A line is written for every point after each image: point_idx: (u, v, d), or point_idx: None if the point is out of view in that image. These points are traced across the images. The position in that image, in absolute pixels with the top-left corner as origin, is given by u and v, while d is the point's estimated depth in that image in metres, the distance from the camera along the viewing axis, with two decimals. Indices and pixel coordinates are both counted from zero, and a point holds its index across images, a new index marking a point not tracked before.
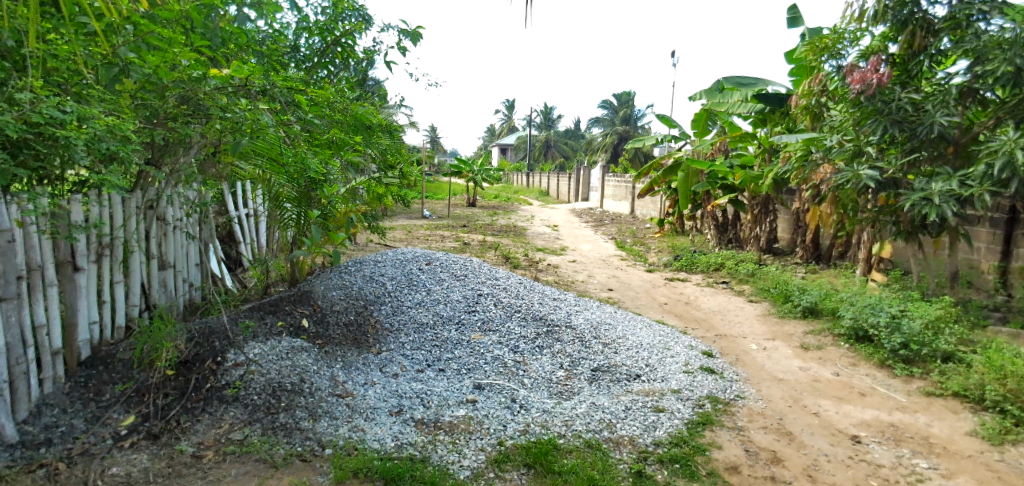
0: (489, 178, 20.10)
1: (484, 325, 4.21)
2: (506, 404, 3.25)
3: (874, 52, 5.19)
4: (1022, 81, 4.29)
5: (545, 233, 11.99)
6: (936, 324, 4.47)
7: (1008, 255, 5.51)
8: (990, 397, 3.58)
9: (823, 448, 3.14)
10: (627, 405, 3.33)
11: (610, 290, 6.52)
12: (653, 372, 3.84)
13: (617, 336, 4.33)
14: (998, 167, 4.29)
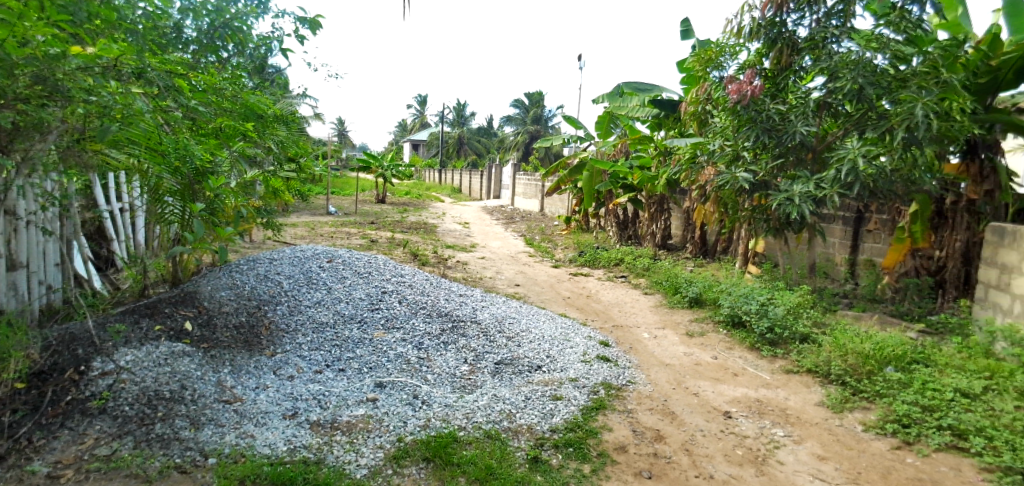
0: (399, 174, 19.98)
1: (388, 323, 4.30)
2: (407, 400, 3.28)
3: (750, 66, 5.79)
4: (864, 96, 4.95)
5: (455, 230, 12.16)
6: (796, 310, 5.00)
7: (856, 248, 6.37)
8: (835, 372, 4.08)
9: (699, 424, 3.44)
10: (527, 395, 3.47)
11: (517, 285, 6.81)
12: (553, 363, 4.03)
13: (521, 329, 4.54)
14: (845, 172, 4.90)
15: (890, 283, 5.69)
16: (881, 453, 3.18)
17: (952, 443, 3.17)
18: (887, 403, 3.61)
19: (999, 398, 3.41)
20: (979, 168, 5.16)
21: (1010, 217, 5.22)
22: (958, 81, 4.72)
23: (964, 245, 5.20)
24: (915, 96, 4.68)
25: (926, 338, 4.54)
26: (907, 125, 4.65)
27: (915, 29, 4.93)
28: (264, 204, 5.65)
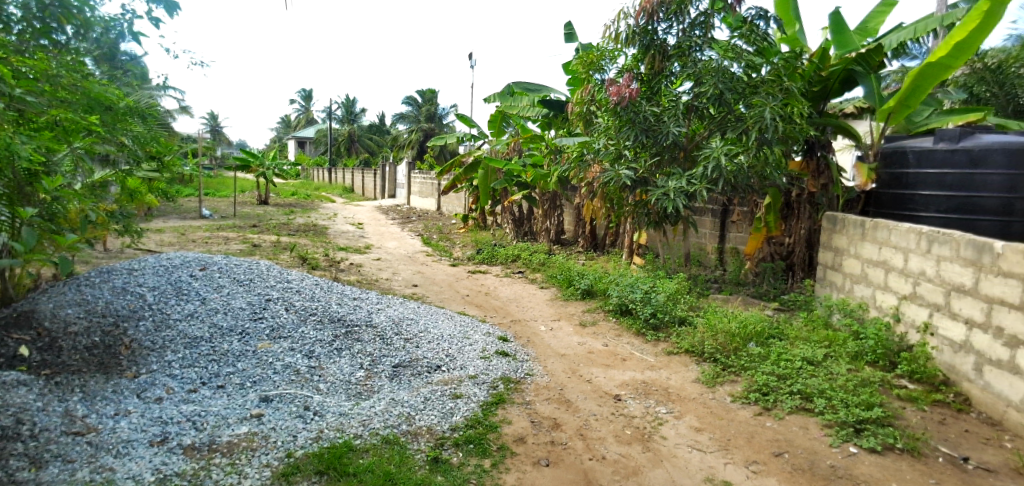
0: (282, 171, 19.12)
1: (273, 333, 4.17)
2: (297, 413, 3.16)
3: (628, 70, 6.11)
4: (724, 100, 5.46)
5: (347, 231, 11.91)
6: (675, 296, 5.36)
7: (723, 238, 7.05)
8: (707, 350, 4.38)
9: (592, 409, 3.58)
10: (426, 396, 3.48)
11: (414, 286, 6.84)
12: (452, 362, 4.11)
13: (419, 330, 4.62)
14: (711, 169, 5.38)
15: (751, 268, 6.29)
16: (746, 420, 3.43)
17: (801, 405, 3.50)
18: (751, 375, 3.93)
19: (838, 364, 3.83)
20: (817, 165, 5.86)
21: (841, 207, 5.81)
22: (797, 90, 5.30)
23: (807, 231, 5.96)
24: (764, 101, 5.26)
25: (779, 314, 5.15)
26: (759, 127, 5.20)
27: (761, 41, 5.56)
28: (122, 210, 5.09)
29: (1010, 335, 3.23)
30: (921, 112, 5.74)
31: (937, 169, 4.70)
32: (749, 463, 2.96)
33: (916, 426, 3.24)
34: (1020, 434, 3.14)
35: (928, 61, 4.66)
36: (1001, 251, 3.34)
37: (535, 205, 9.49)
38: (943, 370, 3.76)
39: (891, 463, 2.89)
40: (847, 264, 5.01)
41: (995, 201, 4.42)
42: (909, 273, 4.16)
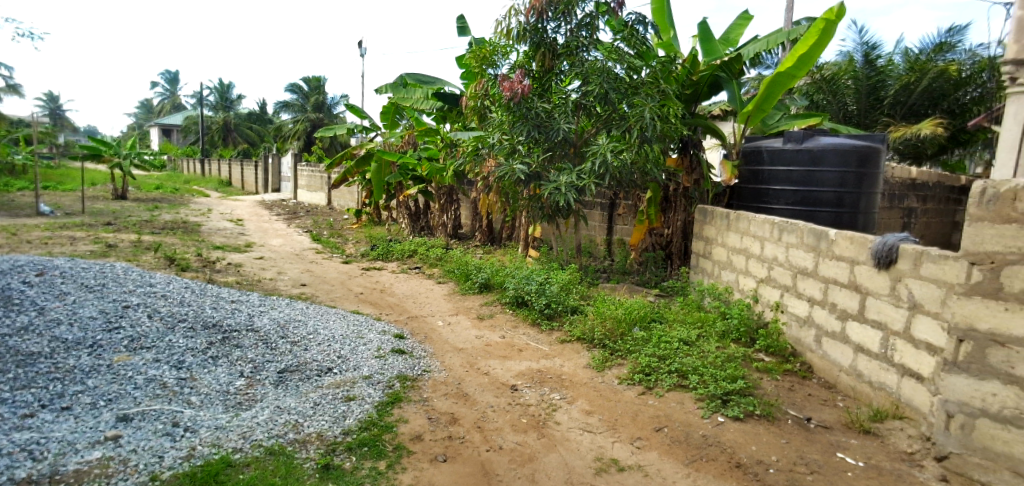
0: (143, 162, 17.51)
1: (133, 344, 3.83)
2: (164, 431, 2.93)
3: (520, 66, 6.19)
4: (609, 98, 5.77)
5: (223, 228, 11.22)
6: (567, 287, 5.62)
7: (611, 230, 7.42)
8: (597, 336, 4.62)
9: (489, 401, 3.69)
10: (317, 401, 3.41)
11: (302, 286, 6.63)
12: (345, 363, 4.05)
13: (307, 333, 4.50)
14: (598, 165, 5.66)
15: (635, 258, 6.74)
16: (631, 400, 3.69)
17: (678, 382, 3.80)
18: (635, 358, 4.22)
19: (708, 342, 4.21)
20: (691, 161, 6.28)
21: (710, 201, 6.37)
22: (672, 92, 5.80)
23: (683, 223, 6.46)
24: (644, 102, 5.65)
25: (660, 300, 5.54)
26: (640, 126, 5.58)
27: (641, 44, 5.96)
28: None
29: (842, 309, 3.76)
30: (773, 116, 6.45)
31: (786, 166, 5.32)
32: (634, 439, 3.20)
33: (770, 393, 3.65)
34: (850, 394, 3.66)
35: (777, 70, 5.22)
36: (834, 238, 3.86)
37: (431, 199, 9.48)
38: (792, 343, 4.28)
39: (751, 428, 3.24)
40: (716, 253, 5.51)
41: (831, 194, 5.14)
42: (765, 259, 4.67)
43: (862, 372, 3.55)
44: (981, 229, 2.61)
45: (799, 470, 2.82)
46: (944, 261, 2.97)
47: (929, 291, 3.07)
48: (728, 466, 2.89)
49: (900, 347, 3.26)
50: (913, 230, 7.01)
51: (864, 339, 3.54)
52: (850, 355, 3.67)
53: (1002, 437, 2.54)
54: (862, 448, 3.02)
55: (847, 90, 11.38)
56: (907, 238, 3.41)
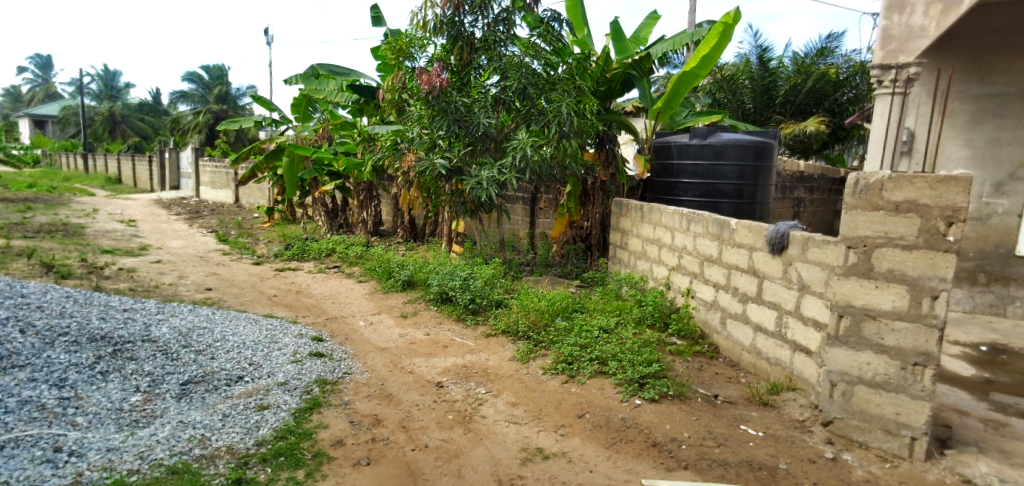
0: (12, 157, 15.81)
1: (6, 363, 3.50)
2: (45, 457, 2.71)
3: (439, 60, 6.14)
4: (528, 93, 5.89)
5: (113, 230, 10.40)
6: (491, 281, 5.67)
7: (533, 223, 7.59)
8: (520, 329, 4.64)
9: (415, 400, 3.65)
10: (226, 413, 3.26)
11: (208, 290, 6.31)
12: (258, 371, 3.89)
13: (214, 341, 4.29)
14: (518, 160, 5.73)
15: (558, 250, 6.86)
16: (554, 389, 3.73)
17: (599, 369, 3.88)
18: (558, 348, 4.26)
19: (625, 329, 4.36)
20: (607, 155, 6.51)
21: (625, 194, 6.64)
22: (587, 88, 6.04)
23: (601, 215, 6.69)
24: (560, 98, 5.81)
25: (580, 291, 5.69)
26: (557, 121, 5.74)
27: (557, 41, 6.06)
28: None
29: (742, 292, 4.06)
30: (680, 113, 6.83)
31: (692, 160, 5.64)
32: (558, 428, 3.27)
33: (682, 374, 3.86)
34: (751, 371, 3.96)
35: (683, 70, 5.52)
36: (735, 227, 4.15)
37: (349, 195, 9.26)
38: (701, 326, 4.58)
39: (666, 409, 3.38)
40: (631, 243, 5.77)
41: (731, 186, 5.52)
42: (676, 249, 4.93)
43: (761, 349, 3.86)
44: (855, 217, 2.90)
45: (707, 444, 2.99)
46: (826, 246, 3.28)
47: (815, 273, 3.39)
48: (645, 446, 3.02)
49: (792, 325, 3.58)
50: (803, 218, 7.67)
51: (762, 319, 3.85)
52: (750, 335, 3.97)
53: (877, 401, 2.87)
54: (762, 420, 3.27)
55: (745, 90, 12.20)
56: (795, 225, 3.74)
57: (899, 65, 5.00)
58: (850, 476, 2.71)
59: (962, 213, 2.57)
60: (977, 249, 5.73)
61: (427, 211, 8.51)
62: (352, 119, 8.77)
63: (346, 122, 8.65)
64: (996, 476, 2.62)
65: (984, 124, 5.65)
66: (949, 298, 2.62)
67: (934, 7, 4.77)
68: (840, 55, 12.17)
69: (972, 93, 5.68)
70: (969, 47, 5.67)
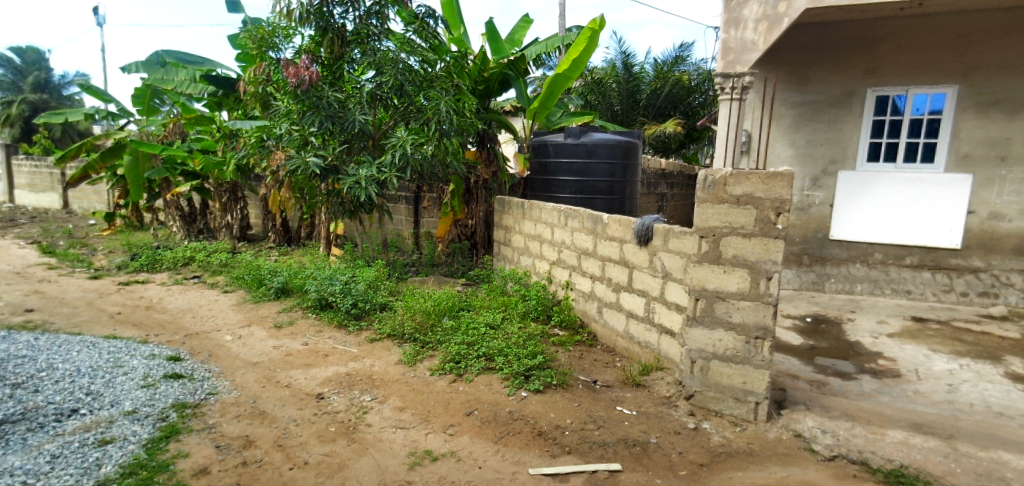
0: None
1: None
2: None
3: (308, 51, 5.96)
4: (404, 90, 5.77)
5: None
6: (374, 284, 5.47)
7: (418, 223, 7.49)
8: (407, 331, 4.52)
9: (292, 415, 3.40)
10: (56, 454, 2.83)
11: (31, 312, 5.50)
12: (98, 401, 3.40)
13: (38, 372, 3.72)
14: (398, 157, 5.66)
15: (442, 250, 6.90)
16: (442, 389, 3.67)
17: (486, 366, 3.91)
18: (446, 347, 4.21)
19: (511, 324, 4.43)
20: (489, 154, 6.64)
21: (507, 192, 6.82)
22: (464, 87, 6.10)
23: (485, 213, 6.79)
24: (439, 95, 5.79)
25: (466, 289, 5.75)
26: (437, 119, 5.75)
27: (433, 38, 6.09)
28: None
29: (615, 282, 4.34)
30: (555, 113, 7.13)
31: (567, 159, 5.92)
32: (447, 427, 3.22)
33: (564, 363, 4.03)
34: (624, 355, 4.26)
35: (555, 72, 5.75)
36: (607, 222, 4.42)
37: (210, 197, 8.55)
38: (580, 316, 4.83)
39: (550, 398, 3.50)
40: (514, 240, 5.94)
41: (603, 183, 5.86)
42: (556, 243, 5.14)
43: (633, 334, 4.16)
44: (705, 209, 3.23)
45: (588, 427, 3.15)
46: (684, 236, 3.61)
47: (675, 261, 3.72)
48: (531, 436, 3.09)
49: (658, 310, 3.90)
50: (664, 212, 8.29)
51: (633, 306, 4.15)
52: (623, 321, 4.27)
53: (729, 373, 3.22)
54: (635, 399, 3.52)
55: (612, 92, 12.97)
56: (657, 217, 4.07)
57: (736, 74, 5.61)
58: (709, 443, 3.02)
59: (788, 204, 2.97)
60: (802, 235, 6.57)
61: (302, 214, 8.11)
62: (210, 113, 8.23)
63: (201, 115, 8.18)
64: (820, 428, 3.06)
65: (804, 128, 6.46)
66: (780, 278, 3.02)
67: (762, 25, 5.43)
68: (692, 63, 13.31)
69: (794, 100, 6.47)
70: (792, 57, 6.41)
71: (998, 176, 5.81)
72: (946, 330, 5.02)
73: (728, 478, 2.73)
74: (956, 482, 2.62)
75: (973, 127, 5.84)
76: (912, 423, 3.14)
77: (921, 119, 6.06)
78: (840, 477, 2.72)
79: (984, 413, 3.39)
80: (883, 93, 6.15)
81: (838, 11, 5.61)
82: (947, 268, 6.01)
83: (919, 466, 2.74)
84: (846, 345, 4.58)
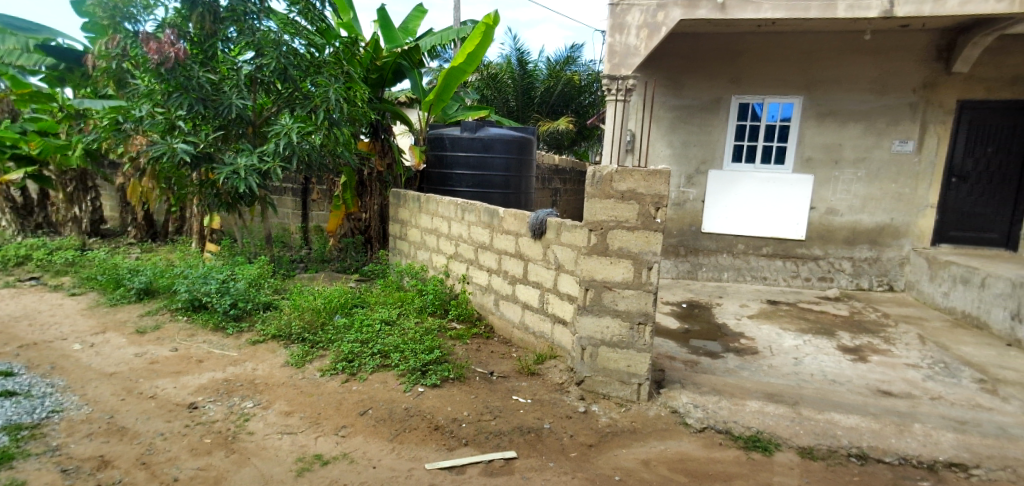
0: None
1: None
2: None
3: (171, 25, 5.06)
4: (288, 76, 5.24)
5: None
6: (256, 282, 5.04)
7: (306, 217, 7.10)
8: (295, 331, 4.27)
9: (157, 429, 3.05)
10: None
11: None
12: None
13: None
14: (282, 146, 5.17)
15: (335, 245, 6.68)
16: (334, 390, 3.52)
17: (382, 363, 3.83)
18: (337, 347, 4.05)
19: (408, 319, 4.40)
20: (382, 146, 6.51)
21: (403, 184, 6.69)
22: (355, 74, 5.67)
23: (379, 207, 6.68)
24: (327, 82, 5.31)
25: (360, 285, 5.62)
26: (326, 108, 5.27)
27: (319, 21, 5.54)
28: None
29: (512, 275, 4.45)
30: (452, 107, 7.18)
31: (464, 152, 5.94)
32: (339, 429, 3.10)
33: (461, 356, 4.07)
34: (520, 345, 4.39)
35: (451, 66, 5.77)
36: (503, 216, 4.51)
37: (51, 186, 7.55)
38: (477, 308, 4.91)
39: (447, 392, 3.51)
40: (410, 233, 5.87)
41: (500, 177, 5.97)
42: (453, 237, 5.16)
43: (528, 324, 4.30)
44: (593, 204, 3.39)
45: (484, 418, 3.22)
46: (575, 229, 3.78)
47: (567, 253, 3.88)
48: (429, 430, 3.09)
49: (552, 301, 4.05)
50: (560, 205, 8.72)
51: (528, 297, 4.28)
52: (519, 312, 4.39)
53: (615, 358, 3.42)
54: (530, 388, 3.65)
55: (508, 89, 13.16)
56: (551, 212, 4.20)
57: (621, 77, 5.90)
58: (597, 424, 3.21)
59: (666, 200, 3.21)
60: (679, 228, 7.08)
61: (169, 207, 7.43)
62: (49, 90, 7.38)
63: (38, 92, 7.24)
64: (693, 403, 3.35)
65: (679, 129, 6.92)
66: (660, 268, 3.27)
67: (643, 31, 5.77)
68: (583, 64, 13.79)
69: (671, 103, 6.89)
70: (670, 63, 6.81)
71: (834, 177, 6.62)
72: (795, 311, 5.67)
73: (614, 455, 2.92)
74: (800, 443, 2.99)
75: (815, 133, 6.61)
76: (765, 393, 3.51)
77: (774, 125, 6.76)
78: (709, 446, 3.01)
79: (822, 381, 3.86)
80: (745, 100, 6.77)
81: (708, 24, 6.10)
82: (795, 257, 6.77)
83: (772, 431, 3.10)
84: (714, 327, 5.02)
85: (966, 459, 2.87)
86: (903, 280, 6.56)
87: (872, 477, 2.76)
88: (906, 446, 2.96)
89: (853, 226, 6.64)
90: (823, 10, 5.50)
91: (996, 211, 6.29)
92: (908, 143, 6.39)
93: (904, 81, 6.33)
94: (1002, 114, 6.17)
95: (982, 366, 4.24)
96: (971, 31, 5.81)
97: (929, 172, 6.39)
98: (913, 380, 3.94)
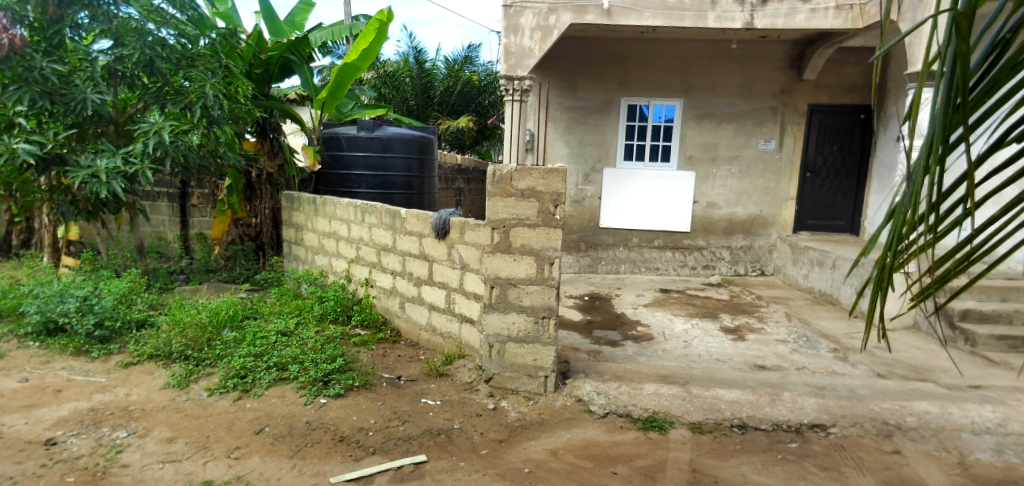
0: None
1: None
2: None
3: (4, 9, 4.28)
4: (156, 69, 4.77)
5: None
6: (125, 298, 4.58)
7: (185, 223, 6.62)
8: (176, 349, 3.95)
9: (5, 473, 2.68)
10: None
11: None
12: None
13: None
14: (151, 146, 4.67)
15: (220, 253, 6.23)
16: (224, 410, 3.32)
17: (278, 377, 3.66)
18: (227, 362, 3.82)
19: (306, 329, 4.23)
20: (271, 145, 6.22)
21: (297, 186, 6.47)
22: (236, 68, 5.25)
23: (270, 211, 6.35)
24: (203, 76, 4.92)
25: (252, 295, 5.30)
26: (203, 104, 4.87)
27: (190, 10, 5.09)
28: None
29: (416, 276, 4.41)
30: (347, 105, 7.01)
31: (362, 152, 5.79)
32: (231, 451, 2.91)
33: (366, 363, 3.99)
34: (428, 347, 4.37)
35: (344, 62, 5.61)
36: (405, 217, 4.45)
37: None
38: (382, 313, 4.82)
39: (351, 402, 3.42)
40: (306, 239, 5.64)
41: (400, 178, 5.88)
42: (353, 240, 5.02)
43: (435, 325, 4.29)
44: (496, 203, 3.45)
45: (392, 425, 3.18)
46: (478, 228, 3.82)
47: (471, 252, 3.91)
48: (333, 443, 3.00)
49: (458, 300, 4.07)
50: (464, 205, 8.76)
51: (434, 298, 4.26)
52: (425, 314, 4.36)
53: (521, 353, 3.50)
54: (439, 389, 3.65)
55: (406, 87, 13.04)
56: (454, 212, 4.20)
57: (517, 77, 6.04)
58: (507, 419, 3.28)
59: (564, 197, 3.33)
60: (579, 224, 7.33)
61: (11, 217, 6.59)
62: None
63: None
64: (596, 391, 3.49)
65: (575, 129, 7.15)
66: (561, 263, 3.38)
67: (537, 33, 5.93)
68: (480, 65, 14.04)
69: (566, 104, 7.10)
70: (562, 65, 7.01)
71: (712, 173, 7.13)
72: (683, 297, 6.07)
73: (523, 448, 2.99)
74: (691, 420, 3.23)
75: (693, 134, 7.08)
76: (660, 376, 3.72)
77: (659, 126, 7.18)
78: (611, 430, 3.17)
79: (707, 361, 4.18)
80: (633, 102, 7.12)
81: (596, 29, 6.37)
82: (682, 248, 7.25)
83: (666, 411, 3.31)
84: (614, 317, 5.27)
85: (825, 419, 3.22)
86: (772, 264, 7.19)
87: (751, 444, 3.03)
88: (778, 413, 3.27)
89: (729, 218, 7.21)
90: (696, 20, 5.93)
91: (842, 201, 7.12)
92: (771, 142, 7.03)
93: (766, 86, 6.95)
94: (844, 115, 6.94)
95: (837, 337, 4.76)
96: (816, 43, 6.48)
97: (789, 168, 7.06)
98: (783, 354, 4.35)
